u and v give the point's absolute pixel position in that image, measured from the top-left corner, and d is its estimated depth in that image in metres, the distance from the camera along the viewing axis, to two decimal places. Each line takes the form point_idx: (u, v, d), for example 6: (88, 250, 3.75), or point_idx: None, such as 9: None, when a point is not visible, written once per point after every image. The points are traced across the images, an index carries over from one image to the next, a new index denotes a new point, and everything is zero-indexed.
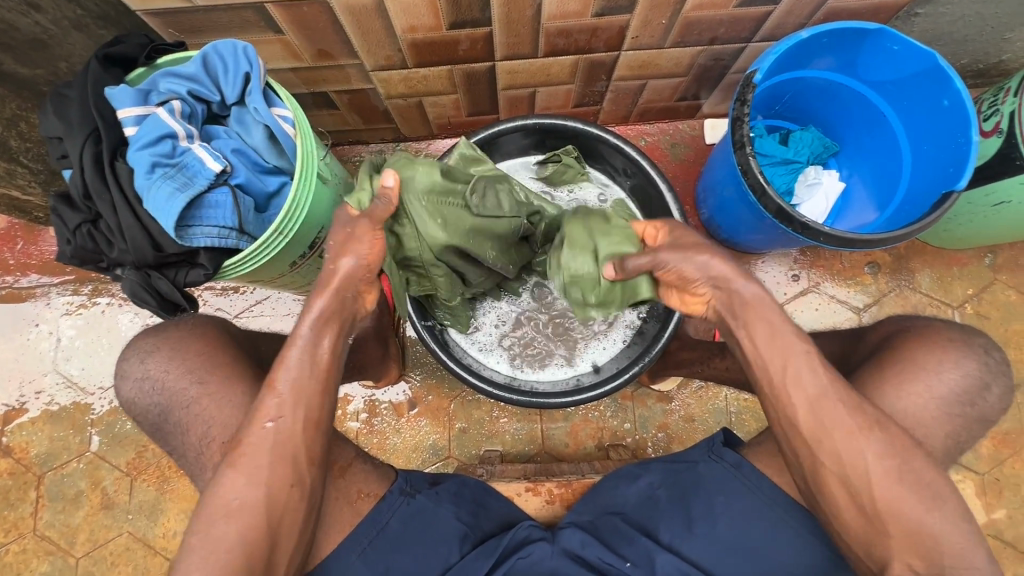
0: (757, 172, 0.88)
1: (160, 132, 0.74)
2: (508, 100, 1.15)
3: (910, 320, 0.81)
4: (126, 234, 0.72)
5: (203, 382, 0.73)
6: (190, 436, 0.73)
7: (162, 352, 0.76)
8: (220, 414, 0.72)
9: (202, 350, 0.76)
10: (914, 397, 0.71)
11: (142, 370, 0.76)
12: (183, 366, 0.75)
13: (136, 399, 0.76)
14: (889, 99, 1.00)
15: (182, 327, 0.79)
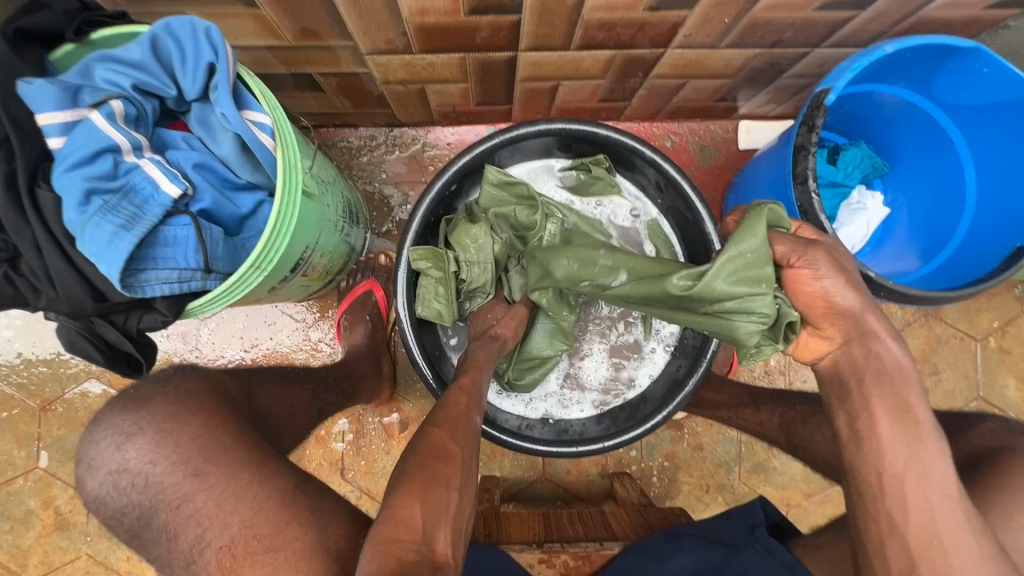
0: (820, 212, 0.76)
1: (97, 146, 0.57)
2: (526, 91, 0.98)
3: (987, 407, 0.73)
4: (57, 281, 0.56)
5: (200, 475, 0.64)
6: (180, 543, 0.63)
7: (146, 435, 0.66)
8: (220, 514, 0.63)
9: (198, 434, 0.66)
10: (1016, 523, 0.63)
11: (118, 460, 0.66)
12: (174, 455, 0.65)
13: (106, 497, 0.66)
14: (963, 124, 0.88)
15: (171, 401, 0.69)
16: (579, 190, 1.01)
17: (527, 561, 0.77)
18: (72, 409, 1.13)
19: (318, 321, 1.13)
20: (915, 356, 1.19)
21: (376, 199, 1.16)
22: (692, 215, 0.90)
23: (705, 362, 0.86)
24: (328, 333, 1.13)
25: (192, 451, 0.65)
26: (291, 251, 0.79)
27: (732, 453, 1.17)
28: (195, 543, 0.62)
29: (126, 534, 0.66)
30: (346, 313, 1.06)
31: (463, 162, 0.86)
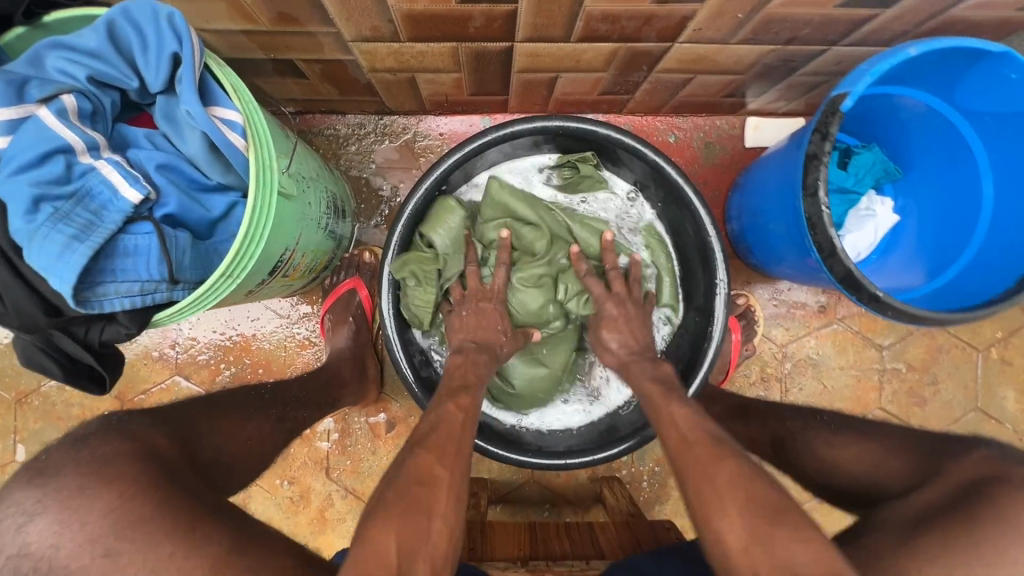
0: (829, 226, 0.72)
1: (46, 147, 0.52)
2: (523, 83, 0.92)
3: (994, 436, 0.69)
4: (4, 294, 0.52)
5: (112, 556, 0.54)
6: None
7: (51, 515, 0.54)
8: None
9: (112, 507, 0.55)
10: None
11: (17, 544, 0.54)
12: (82, 534, 0.54)
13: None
14: (983, 131, 0.83)
15: (85, 468, 0.57)
16: (568, 190, 0.96)
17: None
18: (48, 402, 1.09)
19: (303, 318, 1.11)
20: (914, 365, 1.17)
21: (364, 191, 1.11)
22: (689, 216, 0.85)
23: (703, 370, 0.84)
24: (313, 330, 1.10)
25: (137, 505, 0.55)
26: (269, 255, 0.74)
27: None
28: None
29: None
30: (329, 312, 1.03)
31: (448, 163, 0.83)
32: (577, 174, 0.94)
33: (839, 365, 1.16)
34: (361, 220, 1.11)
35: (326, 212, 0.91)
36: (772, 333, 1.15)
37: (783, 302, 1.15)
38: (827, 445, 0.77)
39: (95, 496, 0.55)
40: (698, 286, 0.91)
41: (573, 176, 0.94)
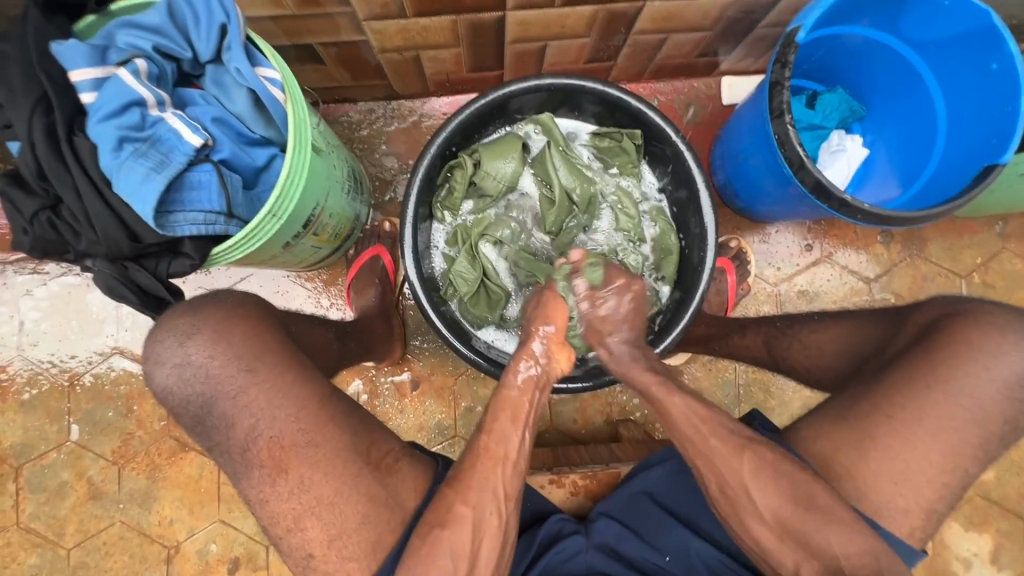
0: (796, 143, 0.82)
1: (126, 99, 0.62)
2: (516, 54, 1.04)
3: (959, 302, 0.79)
4: (96, 223, 0.62)
5: (253, 369, 0.68)
6: (239, 430, 0.67)
7: (205, 334, 0.68)
8: (271, 407, 0.67)
9: (250, 334, 0.70)
10: (976, 380, 0.71)
11: (180, 355, 0.68)
12: (231, 351, 0.68)
13: (172, 388, 0.68)
14: (929, 59, 0.93)
15: (223, 307, 0.71)
16: (605, 159, 1.05)
17: (538, 482, 0.86)
18: (99, 384, 1.18)
19: (329, 287, 1.18)
20: (903, 295, 1.24)
21: (378, 171, 1.21)
22: (684, 168, 0.93)
23: (692, 305, 0.91)
24: (339, 298, 1.17)
25: (265, 338, 0.70)
26: (304, 207, 0.83)
27: (731, 397, 1.20)
28: (250, 431, 0.67)
29: (189, 421, 0.69)
30: (354, 279, 1.11)
31: (455, 123, 0.91)
32: (610, 137, 1.03)
33: (831, 300, 1.23)
34: (376, 197, 1.21)
35: (349, 180, 1.00)
36: (764, 274, 1.23)
37: (771, 245, 1.24)
38: (811, 331, 0.92)
39: (229, 329, 0.69)
40: (693, 242, 0.98)
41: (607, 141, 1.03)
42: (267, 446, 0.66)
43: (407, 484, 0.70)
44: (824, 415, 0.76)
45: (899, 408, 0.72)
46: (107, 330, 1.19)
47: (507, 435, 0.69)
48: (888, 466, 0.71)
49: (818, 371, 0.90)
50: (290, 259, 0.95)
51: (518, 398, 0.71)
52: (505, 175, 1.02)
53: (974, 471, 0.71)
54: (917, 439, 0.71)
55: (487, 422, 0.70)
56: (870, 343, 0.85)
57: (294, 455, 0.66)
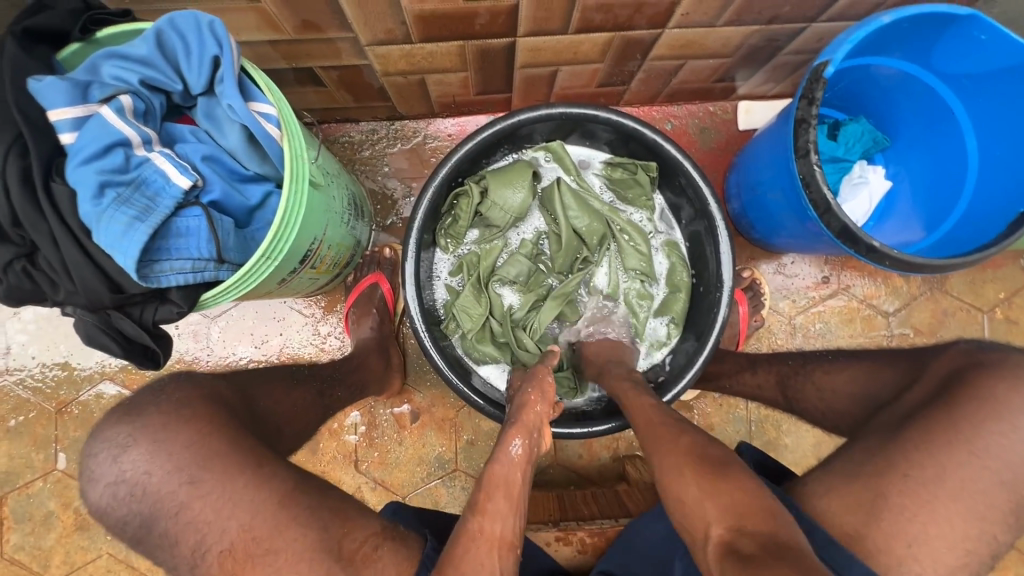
0: (822, 185, 0.78)
1: (109, 140, 0.58)
2: (525, 78, 0.99)
3: (992, 359, 0.75)
4: (73, 273, 0.57)
5: (195, 482, 0.63)
6: (183, 548, 0.63)
7: (140, 447, 0.65)
8: (219, 518, 0.62)
9: (192, 443, 0.65)
10: (1002, 439, 0.70)
11: (114, 472, 0.64)
12: (169, 465, 0.64)
13: (109, 509, 0.64)
14: (961, 93, 0.88)
15: (165, 410, 0.67)
16: (617, 190, 1.02)
17: (544, 539, 0.81)
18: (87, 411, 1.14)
19: (327, 314, 1.13)
20: (922, 330, 1.19)
21: (380, 194, 1.16)
22: (701, 204, 0.89)
23: (708, 347, 0.87)
24: (337, 325, 1.13)
25: (211, 444, 0.65)
26: (301, 242, 0.79)
27: (742, 433, 1.16)
28: (196, 547, 0.62)
29: (132, 541, 0.65)
30: (353, 308, 1.06)
31: (461, 153, 0.87)
32: (625, 168, 0.99)
33: (847, 334, 1.19)
34: (377, 220, 1.17)
35: (349, 209, 0.96)
36: (779, 307, 1.19)
37: (787, 275, 1.19)
38: (824, 374, 0.91)
39: (171, 438, 0.65)
40: (707, 281, 0.94)
41: (621, 172, 0.99)
42: (218, 560, 0.62)
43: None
44: (838, 470, 0.74)
45: (928, 476, 0.67)
46: (97, 355, 1.15)
47: (502, 515, 0.63)
48: (908, 531, 0.68)
49: (832, 416, 0.88)
50: (286, 292, 0.91)
51: (511, 474, 0.66)
52: (513, 207, 0.97)
53: (1003, 537, 0.69)
54: (937, 502, 0.68)
55: (479, 501, 0.64)
56: (886, 389, 0.83)
57: (248, 565, 0.61)
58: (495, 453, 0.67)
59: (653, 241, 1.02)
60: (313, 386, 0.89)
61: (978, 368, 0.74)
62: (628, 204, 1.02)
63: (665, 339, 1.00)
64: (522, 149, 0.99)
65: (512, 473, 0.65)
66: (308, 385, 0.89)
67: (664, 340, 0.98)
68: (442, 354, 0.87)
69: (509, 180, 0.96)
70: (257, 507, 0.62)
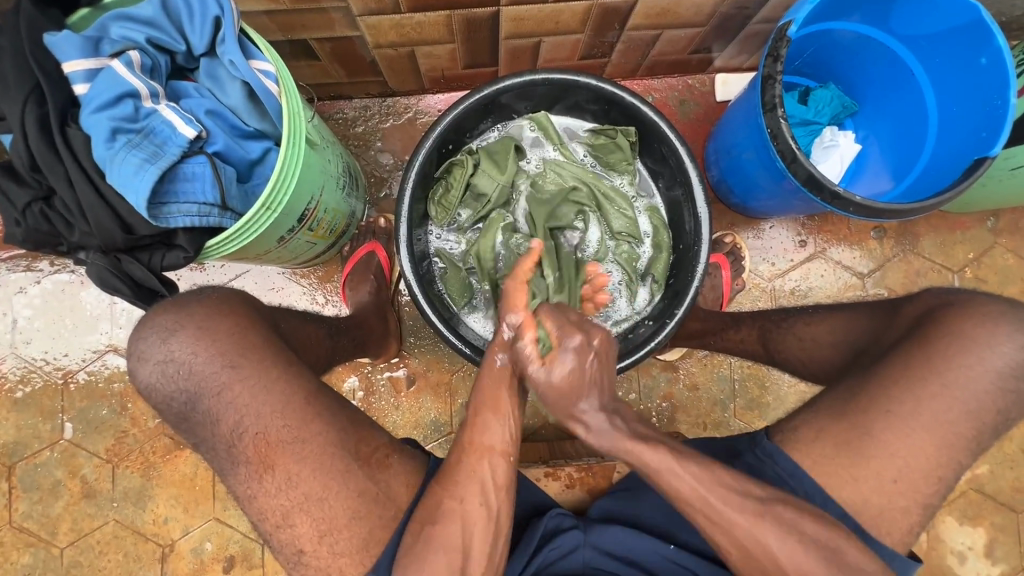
0: (788, 136, 0.83)
1: (119, 90, 0.62)
2: (510, 50, 1.04)
3: (952, 293, 0.80)
4: (89, 214, 0.62)
5: (236, 366, 0.67)
6: (223, 427, 0.67)
7: (188, 331, 0.67)
8: (255, 403, 0.66)
9: (234, 330, 0.69)
10: (965, 365, 0.72)
11: (163, 352, 0.67)
12: (214, 348, 0.67)
13: (156, 386, 0.67)
14: (918, 54, 0.94)
15: (207, 304, 0.70)
16: (600, 156, 1.06)
17: (534, 476, 0.87)
18: (93, 382, 1.18)
19: (324, 283, 1.17)
20: (896, 290, 1.24)
21: (373, 168, 1.21)
22: (678, 165, 0.94)
23: (688, 299, 0.91)
24: (334, 294, 1.17)
25: (249, 334, 0.69)
26: (298, 201, 0.83)
27: (726, 392, 1.21)
28: (234, 427, 0.66)
29: (175, 419, 0.69)
30: (350, 275, 1.10)
31: (449, 119, 0.91)
32: (606, 134, 1.03)
33: (824, 295, 1.24)
34: (371, 194, 1.21)
35: (344, 175, 1.00)
36: (759, 270, 1.24)
37: (766, 240, 1.24)
38: (805, 324, 0.93)
39: (214, 325, 0.68)
40: (687, 239, 0.98)
41: (603, 139, 1.03)
42: (253, 442, 0.66)
43: (397, 480, 0.70)
44: (822, 408, 0.77)
45: (892, 400, 0.72)
46: (102, 328, 1.19)
47: (489, 426, 0.69)
48: (888, 462, 0.71)
49: (812, 364, 0.91)
50: (285, 255, 0.95)
51: (505, 402, 0.70)
52: (500, 174, 1.02)
53: (966, 461, 0.72)
54: (914, 432, 0.71)
55: (470, 418, 0.69)
56: (863, 337, 0.85)
57: (280, 450, 0.66)
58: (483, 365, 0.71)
59: (636, 205, 1.06)
60: (324, 326, 0.94)
61: (949, 306, 0.76)
62: (611, 169, 1.06)
63: (648, 299, 1.04)
64: (509, 118, 1.05)
65: (499, 387, 0.69)
66: (321, 323, 0.94)
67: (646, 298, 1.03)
68: (435, 310, 0.90)
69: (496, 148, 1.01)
70: (263, 435, 0.66)
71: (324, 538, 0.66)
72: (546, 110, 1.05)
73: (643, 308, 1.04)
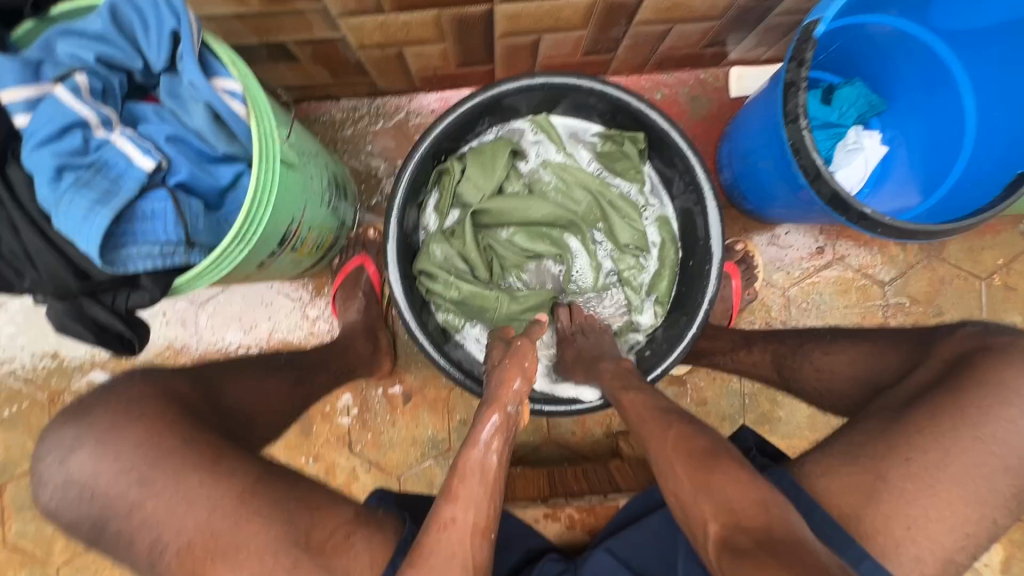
0: (812, 150, 0.76)
1: (63, 121, 0.56)
2: (507, 48, 0.96)
3: (993, 333, 0.74)
4: (37, 261, 0.57)
5: (146, 483, 0.63)
6: (139, 545, 0.63)
7: (86, 447, 0.64)
8: (174, 516, 0.62)
9: (141, 441, 0.64)
10: (998, 409, 0.66)
11: (62, 474, 0.64)
12: (116, 464, 0.64)
13: (59, 511, 0.65)
14: (959, 50, 0.85)
15: (113, 410, 0.66)
16: (605, 163, 0.98)
17: (533, 517, 0.83)
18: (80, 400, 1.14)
19: (315, 298, 1.12)
20: (918, 298, 1.17)
21: (363, 173, 1.13)
22: (689, 174, 0.87)
23: (698, 319, 0.85)
24: (325, 310, 1.12)
25: (161, 439, 0.64)
26: (277, 224, 0.76)
27: (736, 407, 1.15)
28: (152, 546, 0.62)
29: (86, 539, 0.65)
30: (339, 291, 1.04)
31: (440, 128, 0.84)
32: (613, 138, 0.96)
33: (842, 305, 1.17)
34: (361, 201, 1.14)
35: (330, 189, 0.93)
36: (773, 279, 1.17)
37: (781, 246, 1.17)
38: (823, 354, 0.87)
39: (115, 438, 0.64)
40: (698, 256, 0.91)
41: (609, 144, 0.96)
42: (177, 557, 0.62)
43: (356, 564, 0.64)
44: (837, 451, 0.71)
45: (920, 450, 0.67)
46: (87, 344, 1.15)
47: (473, 501, 0.63)
48: (917, 519, 0.66)
49: (832, 397, 0.85)
50: (268, 276, 0.89)
51: (485, 460, 0.65)
52: (497, 180, 0.95)
53: (1002, 521, 0.66)
54: (943, 485, 0.66)
55: (462, 473, 0.64)
56: (889, 369, 0.79)
57: (211, 560, 0.61)
58: (468, 439, 0.66)
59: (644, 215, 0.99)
60: (292, 373, 0.88)
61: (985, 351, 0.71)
62: (618, 177, 0.99)
63: (655, 318, 0.98)
64: (507, 122, 0.97)
65: (487, 458, 0.65)
66: (288, 370, 0.88)
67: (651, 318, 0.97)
68: (426, 333, 0.85)
69: (495, 153, 0.94)
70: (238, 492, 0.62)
71: None
72: (548, 112, 0.97)
73: (647, 326, 0.98)
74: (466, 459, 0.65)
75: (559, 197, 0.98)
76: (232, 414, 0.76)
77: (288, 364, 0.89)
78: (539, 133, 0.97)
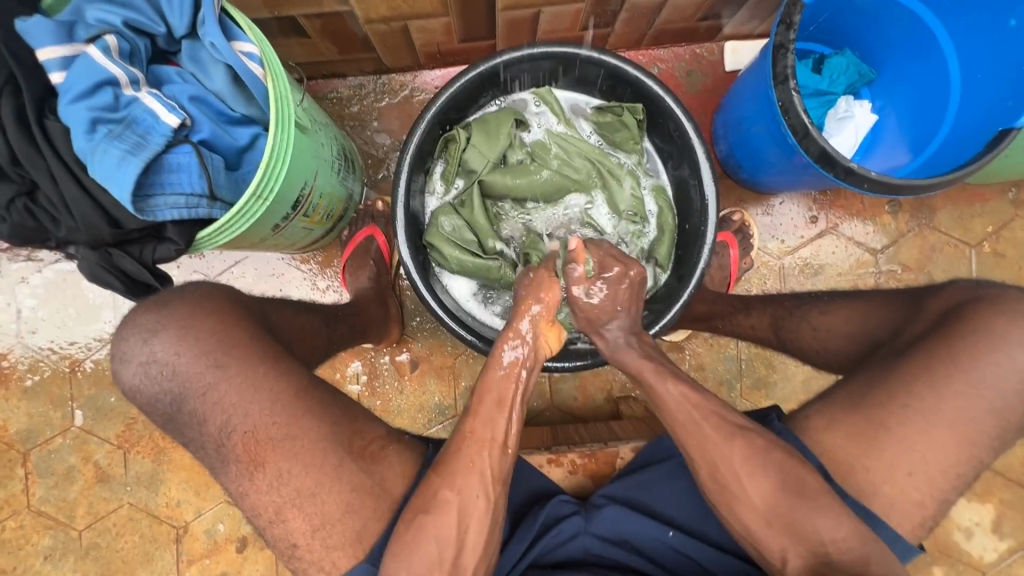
0: (801, 110, 0.79)
1: (97, 78, 0.60)
2: (508, 22, 0.99)
3: (982, 288, 0.77)
4: (73, 209, 0.61)
5: (222, 365, 0.67)
6: (211, 427, 0.67)
7: (168, 330, 0.67)
8: (242, 403, 0.66)
9: (218, 329, 0.68)
10: (976, 349, 0.70)
11: (145, 353, 0.67)
12: (197, 348, 0.67)
13: (140, 387, 0.68)
14: (942, 17, 0.89)
15: (190, 301, 0.70)
16: (605, 134, 1.02)
17: (537, 462, 0.87)
18: (100, 370, 1.19)
19: (324, 269, 1.16)
20: (910, 266, 1.21)
21: (370, 148, 1.17)
22: (683, 139, 0.90)
23: (693, 280, 0.88)
24: (334, 280, 1.16)
25: (233, 332, 0.69)
26: (291, 186, 0.80)
27: (733, 371, 1.19)
28: (222, 427, 0.66)
29: (162, 419, 0.69)
30: (349, 260, 1.08)
31: (445, 96, 0.87)
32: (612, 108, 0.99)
33: (835, 273, 1.21)
34: (368, 175, 1.18)
35: (340, 159, 0.96)
36: (768, 248, 1.21)
37: (775, 216, 1.21)
38: (821, 313, 0.91)
39: (195, 324, 0.68)
40: (694, 219, 0.95)
41: (608, 114, 1.00)
42: (242, 441, 0.66)
43: (391, 471, 0.70)
44: (838, 402, 0.75)
45: (917, 397, 0.70)
46: (105, 316, 1.19)
47: (494, 419, 0.69)
48: (901, 455, 0.70)
49: (828, 355, 0.89)
50: (281, 241, 0.93)
51: (503, 380, 0.70)
52: (500, 149, 0.98)
53: (984, 459, 0.70)
54: (924, 422, 0.70)
55: (474, 407, 0.70)
56: (884, 328, 0.83)
57: (270, 448, 0.66)
58: (488, 364, 0.71)
59: (642, 184, 1.02)
60: (321, 315, 0.93)
61: (977, 302, 0.74)
62: (617, 147, 1.02)
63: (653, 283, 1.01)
64: (509, 94, 1.00)
65: (508, 381, 0.70)
66: (318, 312, 0.93)
67: (650, 282, 1.00)
68: (433, 292, 0.88)
69: (498, 123, 0.98)
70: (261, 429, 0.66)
71: (325, 531, 0.66)
72: (550, 85, 1.01)
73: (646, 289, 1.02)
74: (486, 380, 0.70)
75: (561, 166, 1.01)
76: (279, 332, 0.81)
77: (317, 309, 0.94)
78: (540, 104, 1.00)
